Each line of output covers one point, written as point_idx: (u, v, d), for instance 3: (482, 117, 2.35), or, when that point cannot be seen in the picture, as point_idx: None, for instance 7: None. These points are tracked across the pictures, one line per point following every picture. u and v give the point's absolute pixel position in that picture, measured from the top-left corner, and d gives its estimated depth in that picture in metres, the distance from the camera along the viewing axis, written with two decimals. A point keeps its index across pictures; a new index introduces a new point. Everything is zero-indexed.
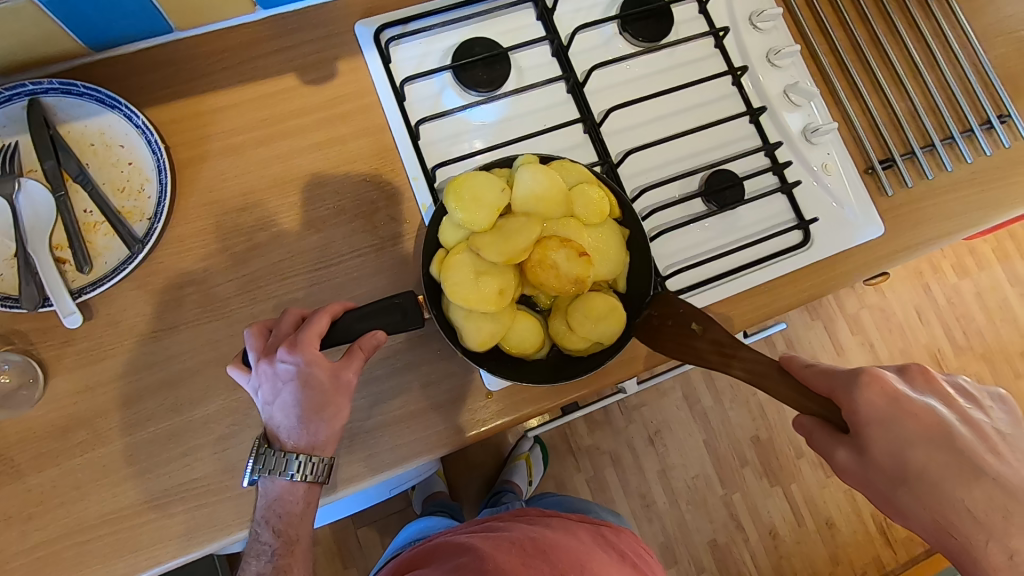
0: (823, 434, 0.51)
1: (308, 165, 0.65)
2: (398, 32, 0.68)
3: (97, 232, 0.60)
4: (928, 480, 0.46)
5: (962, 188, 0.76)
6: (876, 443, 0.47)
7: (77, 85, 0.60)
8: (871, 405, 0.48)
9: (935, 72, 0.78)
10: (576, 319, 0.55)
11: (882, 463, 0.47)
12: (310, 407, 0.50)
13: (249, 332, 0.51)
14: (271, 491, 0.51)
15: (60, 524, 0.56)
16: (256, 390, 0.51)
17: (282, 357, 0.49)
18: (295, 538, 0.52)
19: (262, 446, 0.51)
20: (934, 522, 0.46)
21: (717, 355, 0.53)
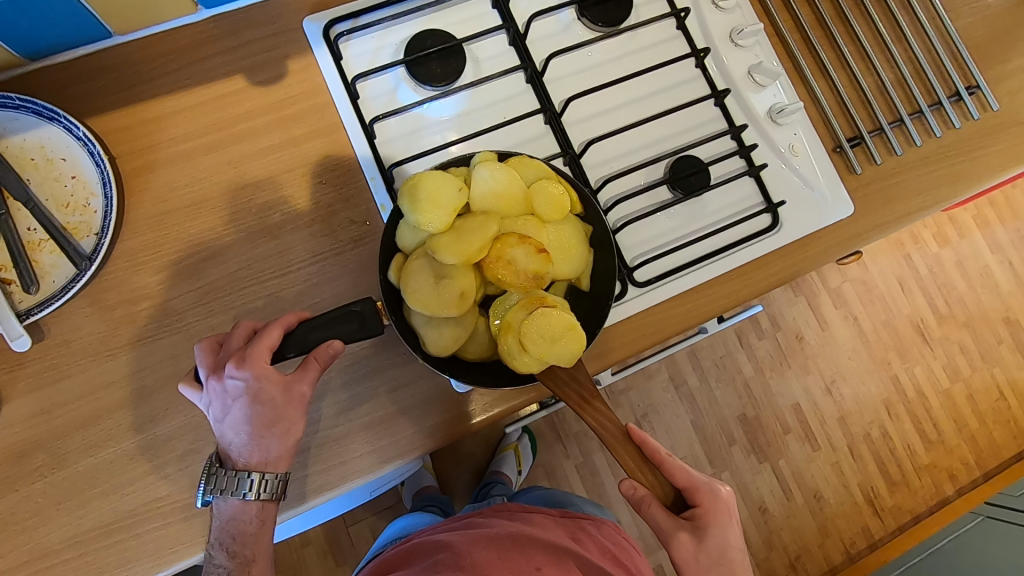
0: (662, 513, 0.55)
1: (261, 170, 0.63)
2: (348, 27, 0.66)
3: (43, 250, 0.58)
4: (734, 571, 0.56)
5: (931, 163, 0.75)
6: (712, 551, 0.54)
7: (11, 97, 0.57)
8: (717, 514, 0.55)
9: (901, 44, 0.76)
10: (532, 338, 0.50)
11: (709, 561, 0.54)
12: (261, 422, 0.49)
13: (198, 349, 0.50)
14: (226, 511, 0.51)
15: (25, 550, 0.55)
16: (208, 408, 0.49)
17: (231, 373, 0.48)
18: (250, 559, 0.51)
19: (214, 466, 0.50)
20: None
21: (575, 395, 0.55)
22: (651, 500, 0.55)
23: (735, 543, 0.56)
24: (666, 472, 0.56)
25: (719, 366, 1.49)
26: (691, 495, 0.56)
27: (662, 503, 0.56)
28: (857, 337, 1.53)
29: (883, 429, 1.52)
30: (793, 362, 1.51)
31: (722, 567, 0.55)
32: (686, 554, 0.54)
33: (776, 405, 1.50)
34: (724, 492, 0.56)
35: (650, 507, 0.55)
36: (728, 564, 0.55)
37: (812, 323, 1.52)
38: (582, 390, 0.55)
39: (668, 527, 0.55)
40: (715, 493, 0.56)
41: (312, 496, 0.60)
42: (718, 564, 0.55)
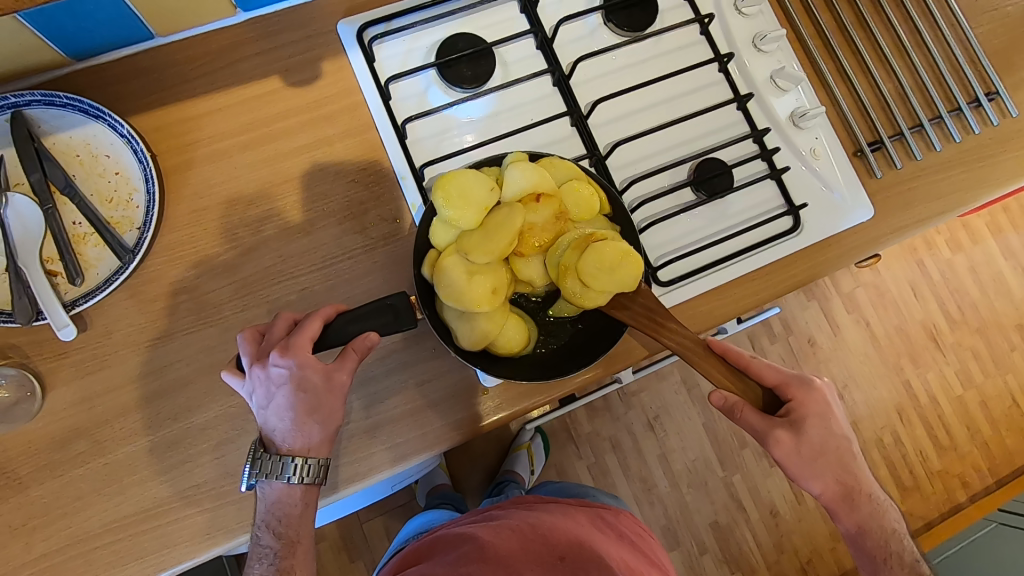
0: (758, 417, 0.60)
1: (296, 168, 0.65)
2: (381, 30, 0.67)
3: (87, 243, 0.60)
4: (831, 450, 0.61)
5: (950, 168, 0.76)
6: (809, 439, 0.60)
7: (59, 96, 0.59)
8: (812, 406, 0.60)
9: (921, 51, 0.77)
10: (590, 273, 0.53)
11: (810, 445, 0.60)
12: (304, 408, 0.50)
13: (242, 338, 0.52)
14: (270, 494, 0.52)
15: (66, 534, 0.57)
16: (251, 395, 0.51)
17: (276, 361, 0.49)
18: (296, 539, 0.53)
19: (258, 450, 0.52)
20: (827, 458, 0.61)
21: (648, 322, 0.57)
22: (742, 405, 0.59)
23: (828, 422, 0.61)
24: (756, 376, 0.60)
25: None
26: (782, 390, 0.60)
27: (755, 405, 0.60)
28: (869, 342, 1.53)
29: (895, 435, 1.52)
30: (805, 367, 1.52)
31: (820, 452, 0.61)
32: (788, 448, 0.59)
33: None
34: (817, 385, 0.60)
35: (745, 412, 0.59)
36: (824, 442, 0.61)
37: (824, 327, 1.53)
38: (656, 317, 0.56)
39: (764, 428, 0.59)
40: (803, 386, 0.60)
41: (342, 486, 0.61)
42: (821, 449, 0.61)
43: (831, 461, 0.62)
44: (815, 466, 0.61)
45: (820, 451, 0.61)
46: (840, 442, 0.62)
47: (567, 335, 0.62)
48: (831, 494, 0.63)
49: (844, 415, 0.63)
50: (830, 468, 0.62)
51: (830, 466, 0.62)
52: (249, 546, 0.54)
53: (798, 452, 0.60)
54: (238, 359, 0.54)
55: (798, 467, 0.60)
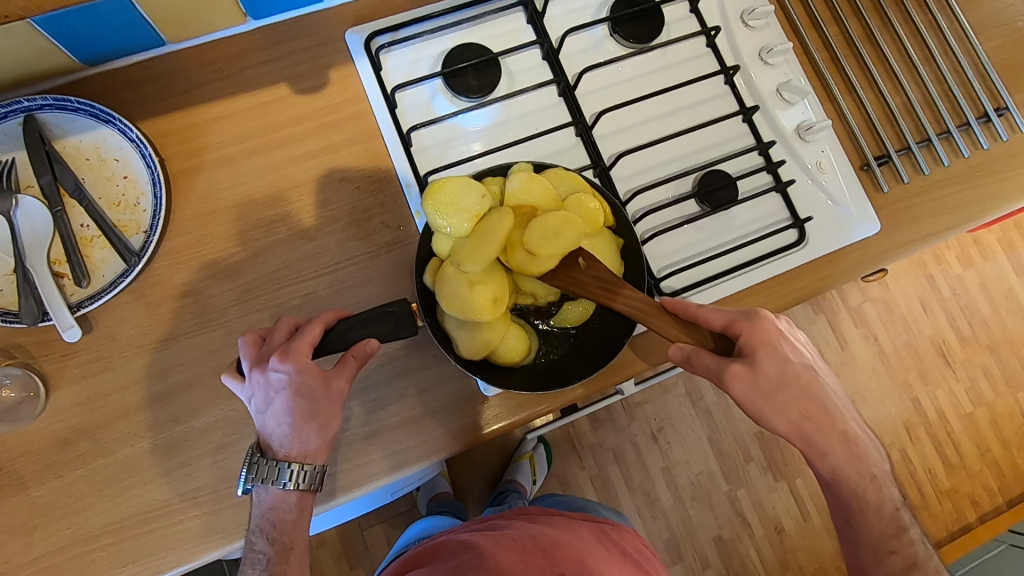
0: (712, 356, 0.55)
1: (302, 174, 0.66)
2: (389, 40, 0.68)
3: (94, 246, 0.61)
4: (797, 382, 0.56)
5: (959, 183, 0.76)
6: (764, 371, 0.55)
7: (71, 100, 0.60)
8: (762, 335, 0.55)
9: (930, 65, 0.77)
10: (536, 242, 0.53)
11: (769, 379, 0.55)
12: (301, 414, 0.51)
13: (242, 342, 0.52)
14: (266, 499, 0.52)
15: (65, 534, 0.57)
16: (249, 400, 0.51)
17: (275, 366, 0.50)
18: (289, 546, 0.53)
19: (256, 455, 0.52)
20: (795, 396, 0.55)
21: (600, 290, 0.55)
22: (696, 348, 0.55)
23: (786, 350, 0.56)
24: (701, 320, 0.57)
25: None
26: (731, 328, 0.56)
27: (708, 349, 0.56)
28: (877, 357, 1.52)
29: (904, 452, 1.50)
30: None
31: (785, 386, 0.55)
32: (746, 385, 0.54)
33: None
34: (762, 313, 0.56)
35: (698, 354, 0.55)
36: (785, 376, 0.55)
37: (831, 341, 1.51)
38: (607, 285, 0.55)
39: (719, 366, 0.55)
40: (747, 317, 0.56)
41: (341, 492, 0.61)
42: (779, 381, 0.55)
43: (802, 401, 0.56)
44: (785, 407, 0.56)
45: (784, 386, 0.55)
46: (806, 375, 0.56)
47: (570, 344, 0.62)
48: (814, 445, 0.56)
49: (806, 347, 0.58)
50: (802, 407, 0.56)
51: (802, 408, 0.56)
52: (244, 550, 0.54)
53: (757, 386, 0.54)
54: (239, 362, 0.55)
55: (761, 405, 0.55)
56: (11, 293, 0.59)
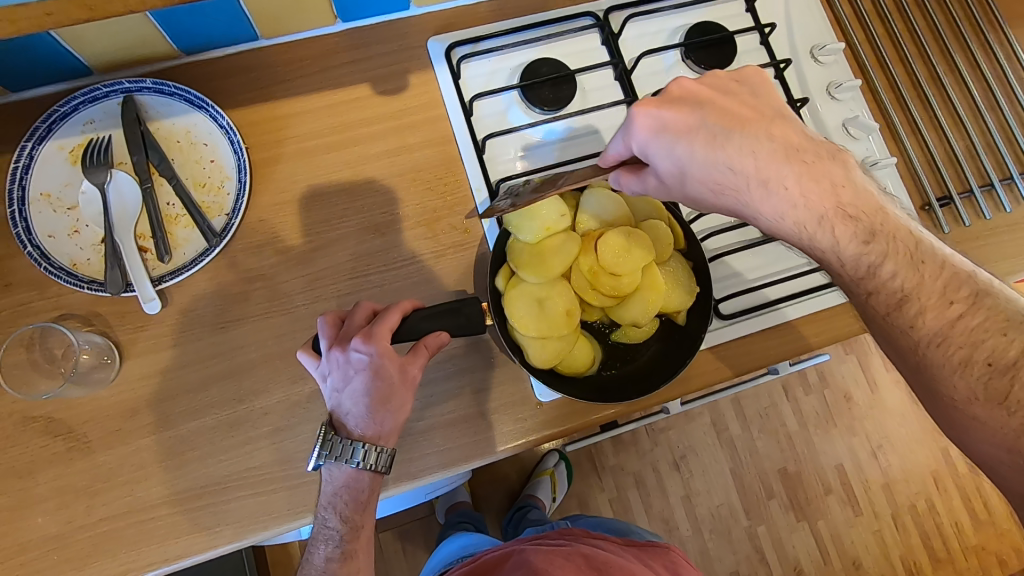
0: (635, 176, 0.55)
1: (375, 172, 0.68)
2: (469, 50, 0.70)
3: (177, 224, 0.63)
4: (719, 140, 0.49)
5: (1019, 230, 0.76)
6: (721, 132, 0.49)
7: (169, 85, 0.63)
8: (647, 126, 0.50)
9: (995, 112, 0.78)
10: (610, 258, 0.56)
11: (698, 160, 0.50)
12: (378, 397, 0.52)
13: (324, 321, 0.53)
14: (339, 477, 0.53)
15: (127, 501, 0.58)
16: (326, 378, 0.53)
17: (358, 346, 0.51)
18: (360, 525, 0.54)
19: (329, 433, 0.53)
20: (738, 176, 0.49)
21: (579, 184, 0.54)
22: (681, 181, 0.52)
23: (669, 94, 0.52)
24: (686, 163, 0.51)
25: (763, 417, 1.48)
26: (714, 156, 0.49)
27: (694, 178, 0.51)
28: (907, 403, 1.50)
29: (930, 501, 1.47)
30: (838, 422, 1.49)
31: (761, 173, 0.49)
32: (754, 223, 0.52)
33: (818, 462, 1.47)
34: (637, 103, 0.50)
35: (624, 178, 0.55)
36: (711, 128, 0.50)
37: (861, 382, 1.50)
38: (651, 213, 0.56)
39: (701, 191, 0.51)
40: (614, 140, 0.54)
41: (390, 485, 0.61)
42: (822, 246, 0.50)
43: (812, 164, 0.49)
44: (757, 189, 0.49)
45: (715, 142, 0.49)
46: (747, 133, 0.50)
47: (630, 360, 0.63)
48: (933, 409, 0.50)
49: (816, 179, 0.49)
50: (785, 206, 0.49)
51: (794, 197, 0.49)
52: (313, 527, 0.55)
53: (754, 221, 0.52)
54: (314, 340, 0.56)
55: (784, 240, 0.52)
56: (97, 262, 0.61)
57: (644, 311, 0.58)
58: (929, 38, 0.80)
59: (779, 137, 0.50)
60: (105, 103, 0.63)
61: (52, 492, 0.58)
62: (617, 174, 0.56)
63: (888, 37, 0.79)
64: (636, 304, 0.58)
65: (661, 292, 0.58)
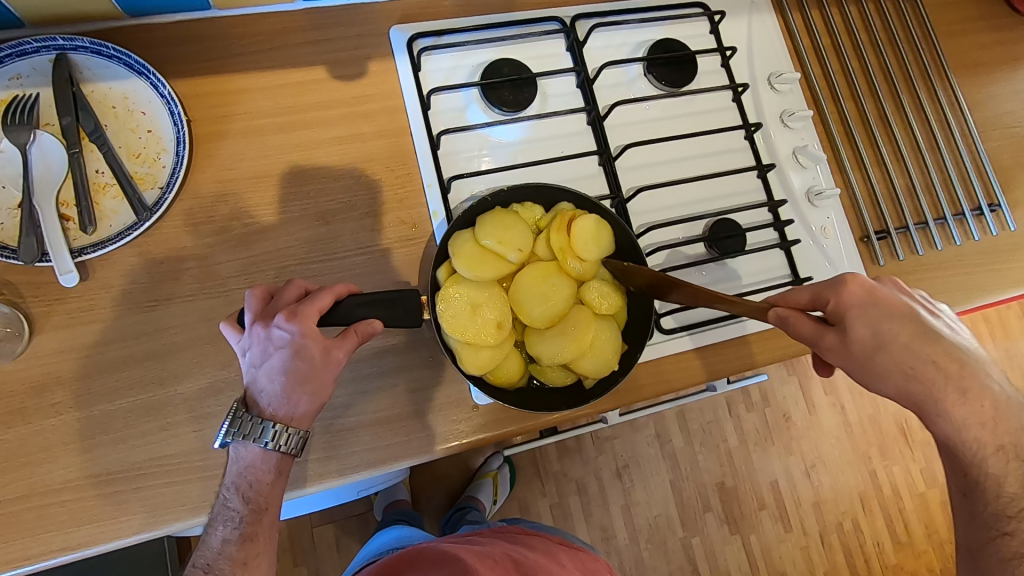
0: (806, 322, 0.52)
1: (325, 158, 0.66)
2: (431, 43, 0.69)
3: (105, 194, 0.59)
4: (927, 337, 0.51)
5: (949, 268, 0.79)
6: (930, 329, 0.51)
7: (107, 46, 0.60)
8: (854, 299, 0.52)
9: (934, 154, 0.82)
10: (551, 284, 0.57)
11: (898, 341, 0.51)
12: (296, 376, 0.50)
13: (251, 294, 0.51)
14: (246, 456, 0.51)
15: (26, 484, 0.54)
16: (245, 352, 0.51)
17: (281, 323, 0.49)
18: (263, 507, 0.51)
19: (240, 409, 0.50)
20: (935, 371, 0.50)
21: (830, 338, 0.52)
22: (792, 314, 0.52)
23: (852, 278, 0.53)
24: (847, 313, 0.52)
25: (706, 432, 1.51)
26: (853, 306, 0.52)
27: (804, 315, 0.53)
28: (842, 426, 1.56)
29: (856, 522, 1.53)
30: (777, 440, 1.53)
31: (960, 381, 0.50)
32: (834, 354, 0.52)
33: (754, 479, 1.51)
34: (849, 276, 0.52)
35: (797, 320, 0.52)
36: (919, 320, 0.52)
37: (800, 403, 1.55)
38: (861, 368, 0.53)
39: (889, 369, 0.51)
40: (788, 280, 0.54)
41: (311, 482, 0.60)
42: (905, 399, 0.51)
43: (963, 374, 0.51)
44: (942, 380, 0.50)
45: (922, 338, 0.51)
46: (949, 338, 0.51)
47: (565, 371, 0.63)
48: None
49: (908, 324, 0.51)
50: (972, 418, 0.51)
51: (974, 404, 0.51)
52: (213, 509, 0.52)
53: (851, 353, 0.52)
54: (240, 314, 0.54)
55: (859, 371, 0.52)
56: (12, 227, 0.57)
57: (568, 348, 0.56)
58: (880, 77, 0.83)
59: (949, 341, 0.51)
60: (35, 59, 0.59)
61: None
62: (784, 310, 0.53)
63: (842, 72, 0.82)
64: (563, 337, 0.57)
65: (586, 339, 0.57)
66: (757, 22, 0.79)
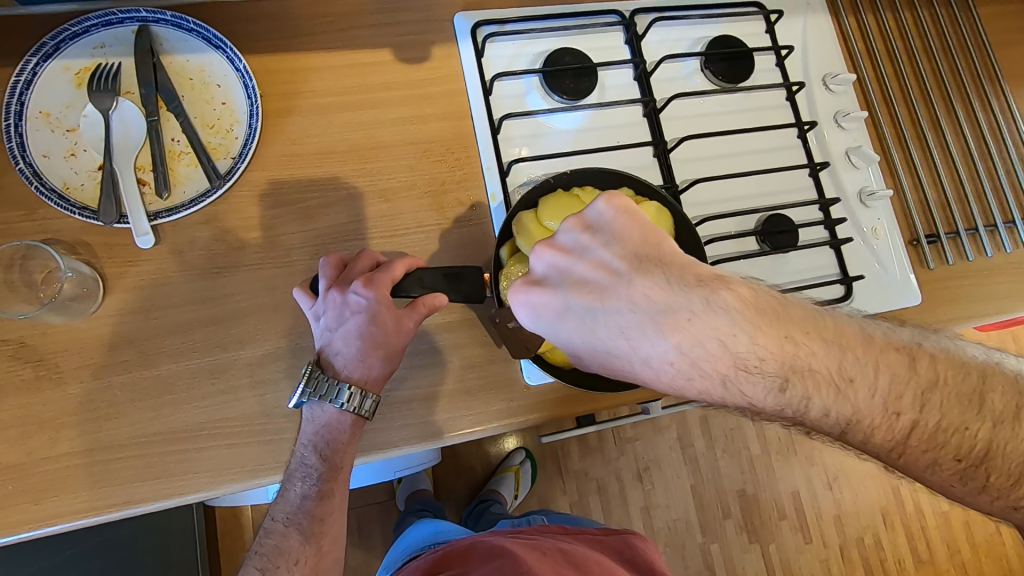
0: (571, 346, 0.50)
1: (388, 137, 0.67)
2: (494, 30, 0.71)
3: (180, 161, 0.61)
4: (702, 301, 0.44)
5: (999, 275, 0.78)
6: (646, 295, 0.45)
7: (189, 20, 0.62)
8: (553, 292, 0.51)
9: (986, 161, 0.81)
10: None
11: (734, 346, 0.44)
12: (370, 341, 0.54)
13: (326, 261, 0.54)
14: (322, 417, 0.57)
15: (93, 438, 0.56)
16: (320, 317, 0.54)
17: (357, 290, 0.54)
18: (339, 466, 0.59)
19: (315, 371, 0.55)
20: (744, 358, 0.44)
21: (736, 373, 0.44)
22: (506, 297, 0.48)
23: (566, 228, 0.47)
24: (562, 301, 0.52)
25: (729, 438, 1.51)
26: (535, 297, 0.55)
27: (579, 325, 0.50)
28: None
29: (877, 537, 1.51)
30: (799, 451, 1.52)
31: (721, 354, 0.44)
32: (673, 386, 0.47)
33: (775, 488, 1.50)
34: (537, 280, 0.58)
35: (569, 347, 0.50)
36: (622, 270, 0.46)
37: None
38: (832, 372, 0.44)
39: (738, 389, 0.45)
40: (603, 223, 0.47)
41: (364, 453, 0.61)
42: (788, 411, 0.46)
43: (811, 334, 0.45)
44: (762, 360, 0.44)
45: (756, 314, 0.44)
46: (667, 285, 0.44)
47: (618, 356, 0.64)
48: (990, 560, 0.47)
49: (605, 303, 0.45)
50: (713, 351, 0.44)
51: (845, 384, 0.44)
52: (290, 462, 0.58)
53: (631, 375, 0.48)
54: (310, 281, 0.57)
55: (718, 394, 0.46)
56: (91, 189, 0.59)
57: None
58: (934, 82, 0.83)
59: (652, 283, 0.45)
60: (119, 30, 0.62)
61: (14, 421, 0.55)
62: (636, 286, 0.45)
63: (895, 76, 0.82)
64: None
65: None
66: (813, 23, 0.80)
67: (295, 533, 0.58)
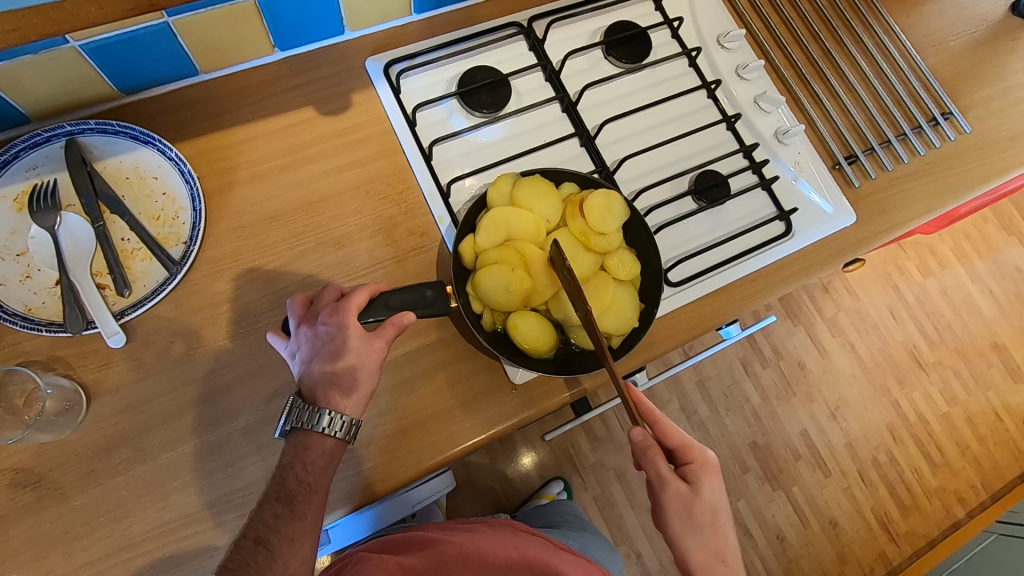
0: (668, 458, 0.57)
1: (330, 188, 0.70)
2: (406, 66, 0.74)
3: (134, 258, 0.63)
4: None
5: (918, 178, 0.84)
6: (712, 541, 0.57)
7: (112, 123, 0.64)
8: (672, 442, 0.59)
9: (881, 78, 0.87)
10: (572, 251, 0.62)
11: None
12: (343, 364, 0.55)
13: (293, 301, 0.59)
14: (303, 445, 0.54)
15: (107, 542, 0.57)
16: (296, 352, 0.57)
17: (325, 320, 0.56)
18: (313, 488, 0.54)
19: (297, 400, 0.55)
20: None
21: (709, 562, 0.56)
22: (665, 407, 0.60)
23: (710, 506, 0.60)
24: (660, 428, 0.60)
25: (728, 396, 1.54)
26: (682, 452, 0.59)
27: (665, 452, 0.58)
28: (856, 364, 1.60)
29: (890, 454, 1.56)
30: (797, 391, 1.57)
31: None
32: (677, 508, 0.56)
33: (784, 432, 1.54)
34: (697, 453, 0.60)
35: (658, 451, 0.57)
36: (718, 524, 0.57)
37: (811, 349, 1.59)
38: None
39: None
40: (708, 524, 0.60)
41: (378, 485, 0.62)
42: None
43: None
44: None
45: None
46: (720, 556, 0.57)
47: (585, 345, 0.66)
48: None
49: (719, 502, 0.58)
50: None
51: None
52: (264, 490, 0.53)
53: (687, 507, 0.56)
54: (283, 325, 0.61)
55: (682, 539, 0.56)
56: (54, 304, 0.60)
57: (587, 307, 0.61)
58: (818, 19, 0.89)
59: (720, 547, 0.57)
60: (47, 148, 0.63)
61: (26, 545, 0.56)
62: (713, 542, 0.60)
63: (781, 22, 0.88)
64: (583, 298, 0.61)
65: (605, 299, 0.62)
66: None
67: (265, 550, 0.49)
